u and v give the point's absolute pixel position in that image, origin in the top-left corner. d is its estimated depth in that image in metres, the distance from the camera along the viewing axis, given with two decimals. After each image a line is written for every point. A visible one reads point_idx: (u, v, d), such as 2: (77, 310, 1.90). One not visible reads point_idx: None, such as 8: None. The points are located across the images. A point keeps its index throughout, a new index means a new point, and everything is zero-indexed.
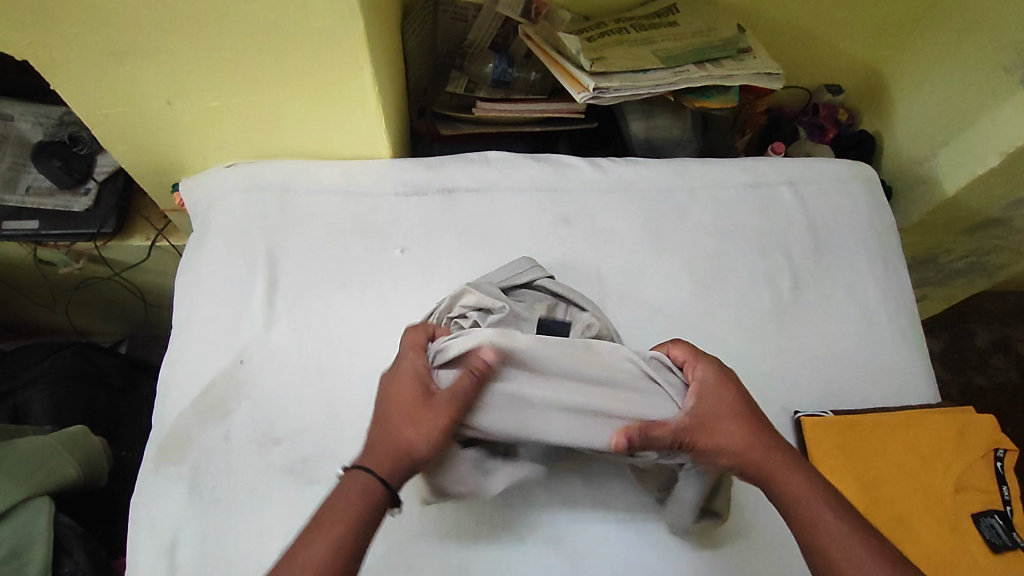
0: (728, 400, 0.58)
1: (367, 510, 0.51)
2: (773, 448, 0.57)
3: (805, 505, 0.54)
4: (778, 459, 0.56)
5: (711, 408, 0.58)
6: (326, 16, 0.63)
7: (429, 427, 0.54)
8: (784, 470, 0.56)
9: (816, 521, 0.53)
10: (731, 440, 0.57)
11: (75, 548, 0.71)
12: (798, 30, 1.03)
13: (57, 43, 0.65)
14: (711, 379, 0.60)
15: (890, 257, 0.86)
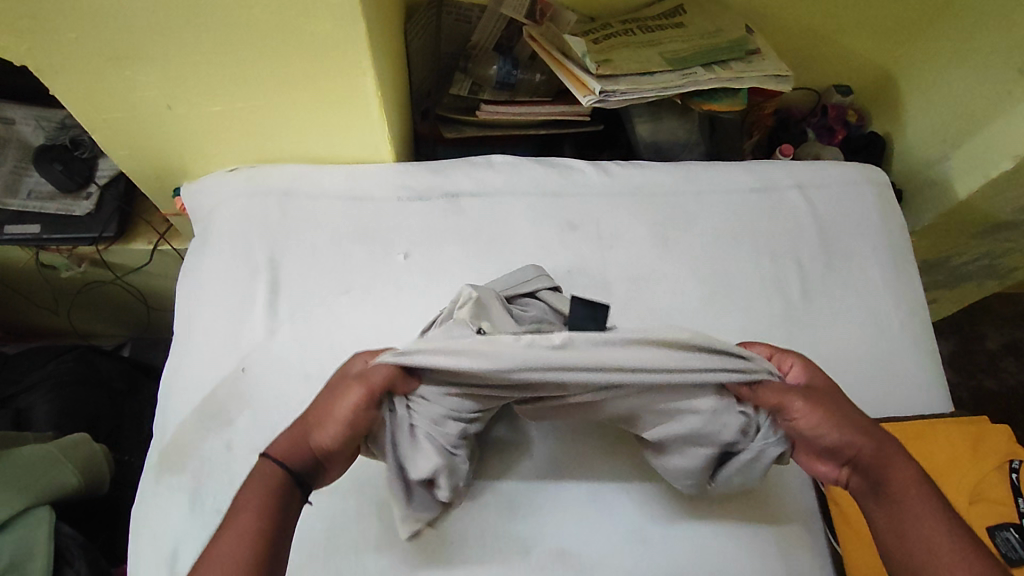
0: (834, 392, 0.59)
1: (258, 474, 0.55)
2: (883, 437, 0.56)
3: (914, 493, 0.53)
4: (888, 449, 0.56)
5: (821, 391, 0.59)
6: (328, 20, 0.62)
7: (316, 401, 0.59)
8: (894, 457, 0.55)
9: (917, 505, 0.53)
10: (841, 424, 0.56)
11: (76, 558, 0.70)
12: (807, 30, 1.01)
13: (57, 48, 0.64)
14: (808, 370, 0.61)
15: (902, 262, 0.84)
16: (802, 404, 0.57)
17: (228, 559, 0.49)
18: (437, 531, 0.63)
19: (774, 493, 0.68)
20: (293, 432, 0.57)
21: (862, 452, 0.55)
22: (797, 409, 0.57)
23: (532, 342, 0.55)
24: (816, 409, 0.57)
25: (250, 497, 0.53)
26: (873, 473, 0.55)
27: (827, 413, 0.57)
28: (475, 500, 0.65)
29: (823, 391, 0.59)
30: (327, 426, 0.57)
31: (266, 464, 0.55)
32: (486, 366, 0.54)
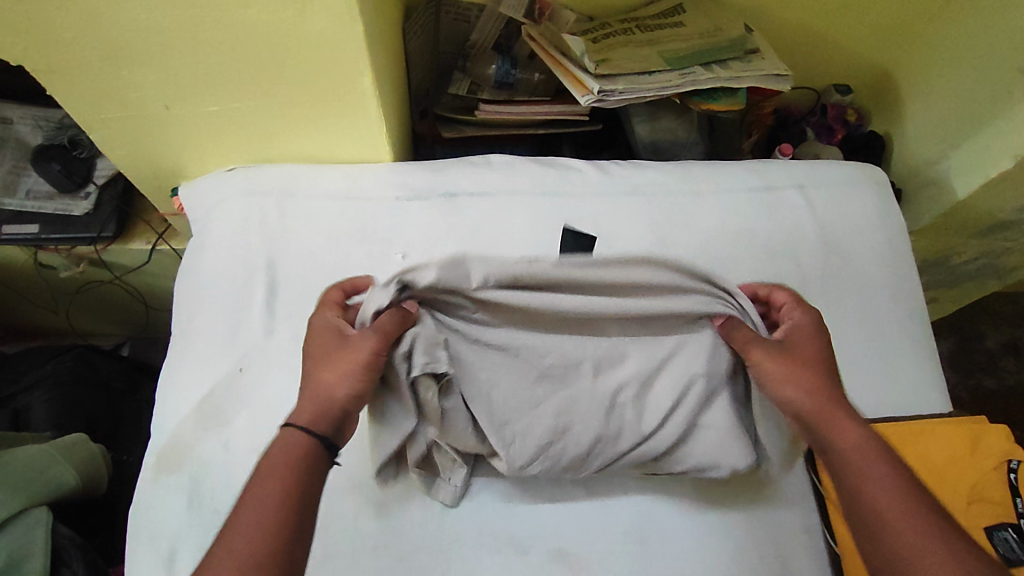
0: (807, 348, 0.59)
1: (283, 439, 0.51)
2: (834, 396, 0.56)
3: (860, 451, 0.52)
4: (836, 409, 0.55)
5: (793, 345, 0.59)
6: (324, 19, 0.62)
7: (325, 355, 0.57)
8: (845, 418, 0.54)
9: (860, 466, 0.52)
10: (795, 379, 0.57)
11: (73, 559, 0.70)
12: (806, 29, 1.01)
13: (54, 48, 0.64)
14: (802, 323, 0.61)
15: (901, 262, 0.84)
16: (764, 357, 0.58)
17: (256, 520, 0.46)
18: (435, 532, 0.63)
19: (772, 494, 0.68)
20: (308, 391, 0.55)
21: (805, 409, 0.56)
22: (761, 360, 0.59)
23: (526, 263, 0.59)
24: (771, 362, 0.58)
25: (276, 459, 0.49)
26: (818, 431, 0.55)
27: (785, 366, 0.57)
28: (473, 501, 0.65)
29: (790, 346, 0.59)
30: (345, 374, 0.55)
31: (286, 428, 0.52)
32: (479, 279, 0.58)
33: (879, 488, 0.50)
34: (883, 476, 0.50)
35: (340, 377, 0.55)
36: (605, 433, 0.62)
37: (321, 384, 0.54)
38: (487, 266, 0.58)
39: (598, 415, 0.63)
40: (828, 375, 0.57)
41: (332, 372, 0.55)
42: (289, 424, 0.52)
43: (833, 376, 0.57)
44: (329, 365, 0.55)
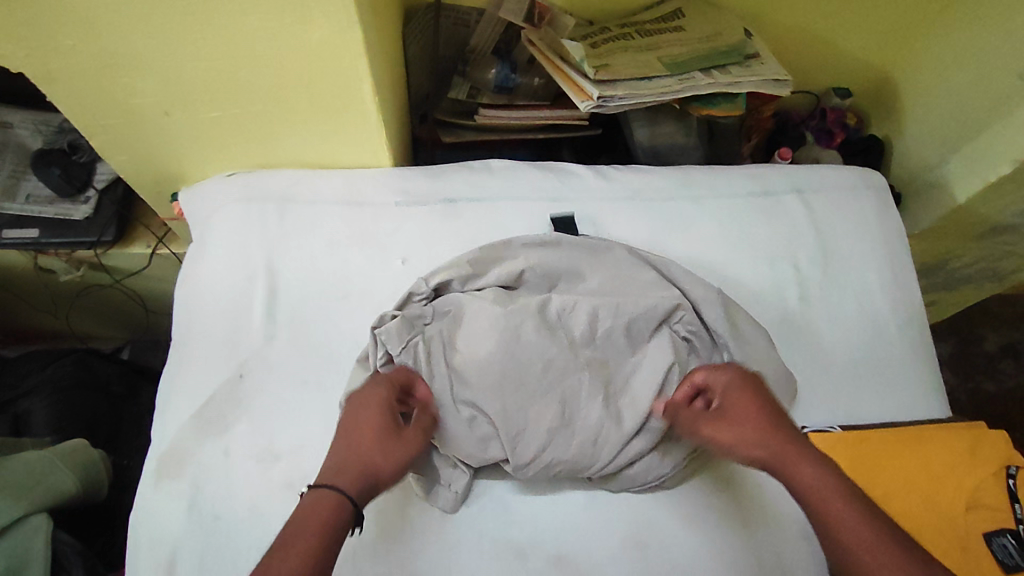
0: (741, 408, 0.61)
1: (329, 507, 0.52)
2: (788, 441, 0.57)
3: (818, 493, 0.53)
4: (793, 453, 0.56)
5: (726, 411, 0.61)
6: (324, 25, 0.62)
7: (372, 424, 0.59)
8: (788, 465, 0.56)
9: (818, 507, 0.52)
10: (744, 439, 0.58)
11: (73, 565, 0.70)
12: (805, 33, 1.01)
13: (53, 55, 0.64)
14: (731, 384, 0.63)
15: (900, 267, 0.84)
16: (708, 427, 0.61)
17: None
18: (435, 538, 0.63)
19: (772, 498, 0.68)
20: (361, 463, 0.56)
21: (765, 461, 0.57)
22: (707, 430, 0.61)
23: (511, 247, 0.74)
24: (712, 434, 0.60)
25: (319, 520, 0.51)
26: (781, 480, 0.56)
27: (733, 427, 0.60)
28: (472, 505, 0.65)
29: (729, 408, 0.61)
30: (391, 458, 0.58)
31: (340, 491, 0.53)
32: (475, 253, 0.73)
33: (845, 527, 0.50)
34: (841, 512, 0.51)
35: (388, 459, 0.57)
36: (608, 415, 0.66)
37: (370, 462, 0.57)
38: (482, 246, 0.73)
39: (599, 396, 0.66)
40: (776, 419, 0.59)
41: (382, 452, 0.57)
42: (332, 490, 0.53)
43: (780, 422, 0.59)
44: (378, 445, 0.58)
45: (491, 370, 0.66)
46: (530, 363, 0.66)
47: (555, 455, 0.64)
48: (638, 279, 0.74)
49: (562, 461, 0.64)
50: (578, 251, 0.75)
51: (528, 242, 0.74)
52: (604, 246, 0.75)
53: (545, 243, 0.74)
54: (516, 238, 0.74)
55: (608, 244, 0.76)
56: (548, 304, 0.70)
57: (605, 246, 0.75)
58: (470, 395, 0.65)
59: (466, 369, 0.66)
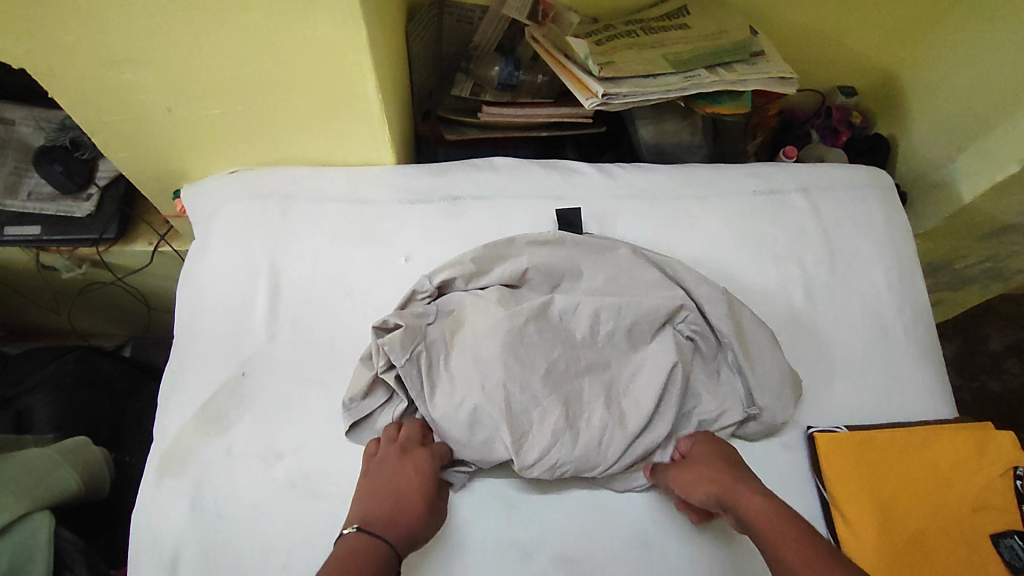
0: (704, 456, 0.64)
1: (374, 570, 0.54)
2: (739, 479, 0.60)
3: (768, 527, 0.54)
4: (745, 493, 0.58)
5: (692, 458, 0.64)
6: (328, 23, 0.62)
7: (416, 491, 0.60)
8: (746, 499, 0.57)
9: (774, 536, 0.53)
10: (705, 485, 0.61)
11: (76, 562, 0.70)
12: (810, 32, 1.01)
13: (55, 51, 0.64)
14: (698, 440, 0.66)
15: (905, 266, 0.84)
16: (672, 474, 0.63)
17: None
18: (437, 538, 0.63)
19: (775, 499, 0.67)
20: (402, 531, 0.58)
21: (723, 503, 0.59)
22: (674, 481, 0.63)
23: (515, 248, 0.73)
24: (676, 477, 0.63)
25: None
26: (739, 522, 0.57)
27: (692, 469, 0.62)
28: (475, 503, 0.65)
29: (692, 460, 0.64)
30: (426, 531, 0.60)
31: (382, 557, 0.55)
32: (478, 252, 0.72)
33: (790, 559, 0.51)
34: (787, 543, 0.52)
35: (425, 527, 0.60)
36: (611, 418, 0.66)
37: (413, 530, 0.59)
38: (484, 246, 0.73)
39: (601, 399, 0.67)
40: (730, 464, 0.62)
41: (422, 520, 0.60)
42: (382, 552, 0.55)
43: (736, 468, 0.62)
44: (420, 511, 0.60)
45: (494, 370, 0.65)
46: (534, 364, 0.66)
47: (560, 456, 0.63)
48: (644, 277, 0.73)
49: (566, 463, 0.63)
50: (585, 251, 0.74)
51: (532, 240, 0.73)
52: (608, 243, 0.75)
53: (549, 242, 0.74)
54: (518, 236, 0.73)
55: (614, 241, 0.75)
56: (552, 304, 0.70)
57: (609, 243, 0.75)
58: (473, 396, 0.64)
59: (470, 369, 0.65)
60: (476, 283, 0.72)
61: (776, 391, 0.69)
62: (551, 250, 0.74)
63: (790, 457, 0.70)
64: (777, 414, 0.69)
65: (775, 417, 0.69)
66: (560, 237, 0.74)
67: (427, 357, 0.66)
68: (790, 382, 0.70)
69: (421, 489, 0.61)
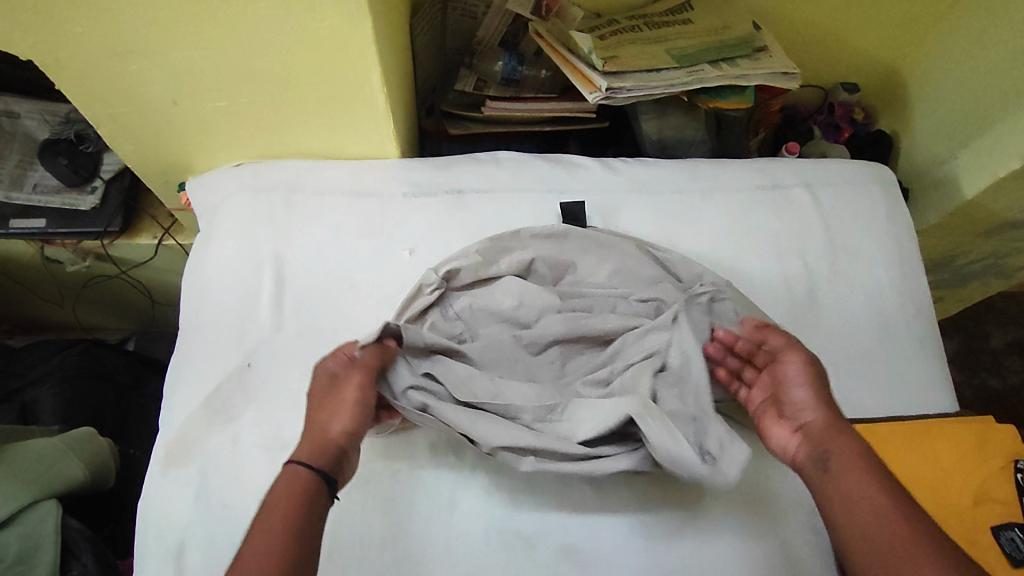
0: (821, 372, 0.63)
1: (292, 483, 0.53)
2: (838, 413, 0.59)
3: (854, 460, 0.55)
4: (843, 425, 0.58)
5: (817, 370, 0.63)
6: (334, 15, 0.62)
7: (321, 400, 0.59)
8: (845, 437, 0.57)
9: (856, 475, 0.54)
10: (820, 393, 0.61)
11: (83, 551, 0.71)
12: (813, 27, 1.01)
13: (61, 42, 0.64)
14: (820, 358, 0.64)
15: (908, 261, 0.84)
16: (797, 363, 0.63)
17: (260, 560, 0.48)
18: (440, 528, 0.63)
19: (774, 494, 0.67)
20: (311, 438, 0.56)
21: (823, 416, 0.59)
22: (795, 370, 0.63)
23: (507, 242, 0.74)
24: (794, 368, 0.63)
25: (281, 495, 0.52)
26: (819, 440, 0.58)
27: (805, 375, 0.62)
28: (479, 493, 0.65)
29: (819, 365, 0.63)
30: (333, 421, 0.57)
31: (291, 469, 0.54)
32: (486, 242, 0.73)
33: (862, 505, 0.52)
34: (865, 479, 0.54)
35: (331, 417, 0.57)
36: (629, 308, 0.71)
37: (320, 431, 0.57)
38: (485, 240, 0.73)
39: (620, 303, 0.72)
40: (825, 390, 0.61)
41: (323, 413, 0.58)
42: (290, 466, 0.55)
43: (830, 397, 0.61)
44: (322, 410, 0.58)
45: (512, 303, 0.70)
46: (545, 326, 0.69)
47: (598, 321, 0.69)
48: (644, 269, 0.75)
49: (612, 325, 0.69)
50: (589, 247, 0.75)
51: (537, 233, 0.75)
52: (612, 236, 0.75)
53: (549, 233, 0.74)
54: (524, 229, 0.74)
55: (621, 235, 0.75)
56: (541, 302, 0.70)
57: (613, 236, 0.75)
58: (506, 300, 0.70)
59: (490, 310, 0.70)
60: (475, 279, 0.72)
61: None
62: (549, 243, 0.75)
63: None
64: None
65: None
66: (563, 232, 0.75)
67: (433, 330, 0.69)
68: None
69: (322, 396, 0.59)
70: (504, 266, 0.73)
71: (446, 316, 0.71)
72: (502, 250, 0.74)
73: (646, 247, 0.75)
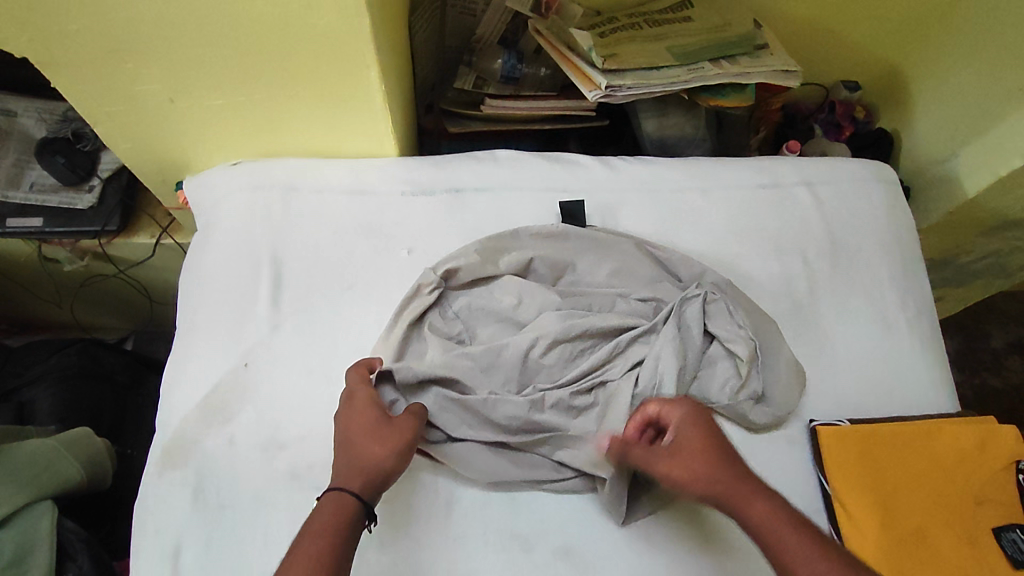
0: (692, 443, 0.56)
1: (340, 514, 0.52)
2: (734, 479, 0.54)
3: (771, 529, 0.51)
4: (743, 491, 0.53)
5: (687, 447, 0.56)
6: (332, 13, 0.62)
7: (362, 428, 0.58)
8: (751, 507, 0.52)
9: (783, 550, 0.49)
10: (695, 477, 0.54)
11: (79, 552, 0.70)
12: (814, 24, 1.01)
13: (57, 39, 0.63)
14: (685, 420, 0.58)
15: (910, 260, 0.83)
16: (660, 459, 0.56)
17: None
18: (438, 529, 0.62)
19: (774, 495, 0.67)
20: (355, 466, 0.55)
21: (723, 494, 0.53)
22: (661, 466, 0.56)
23: (504, 241, 0.74)
24: (667, 471, 0.56)
25: (327, 526, 0.51)
26: (733, 515, 0.53)
27: (679, 465, 0.55)
28: (477, 495, 0.64)
29: (680, 441, 0.57)
30: (380, 453, 0.56)
31: (336, 497, 0.53)
32: (484, 241, 0.73)
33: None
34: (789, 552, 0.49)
35: (389, 450, 0.56)
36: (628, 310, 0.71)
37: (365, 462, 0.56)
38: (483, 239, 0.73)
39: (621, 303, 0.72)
40: (708, 456, 0.55)
41: (378, 444, 0.56)
42: (342, 494, 0.53)
43: (720, 463, 0.55)
44: (367, 439, 0.57)
45: (512, 303, 0.70)
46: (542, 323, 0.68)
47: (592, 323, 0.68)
48: (644, 269, 0.74)
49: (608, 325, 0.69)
50: (589, 246, 0.75)
51: (536, 232, 0.74)
52: (611, 236, 0.75)
53: (548, 232, 0.74)
54: (522, 230, 0.74)
55: (622, 234, 0.75)
56: (540, 300, 0.70)
57: (612, 235, 0.75)
58: (507, 300, 0.70)
59: (491, 311, 0.70)
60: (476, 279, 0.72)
61: (782, 381, 0.70)
62: (549, 242, 0.74)
63: (792, 451, 0.69)
64: (782, 404, 0.69)
65: (781, 398, 0.70)
66: (563, 231, 0.74)
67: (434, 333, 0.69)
68: (791, 386, 0.70)
69: (364, 424, 0.58)
70: (503, 264, 0.72)
71: (448, 315, 0.71)
72: (501, 249, 0.73)
73: (646, 247, 0.75)
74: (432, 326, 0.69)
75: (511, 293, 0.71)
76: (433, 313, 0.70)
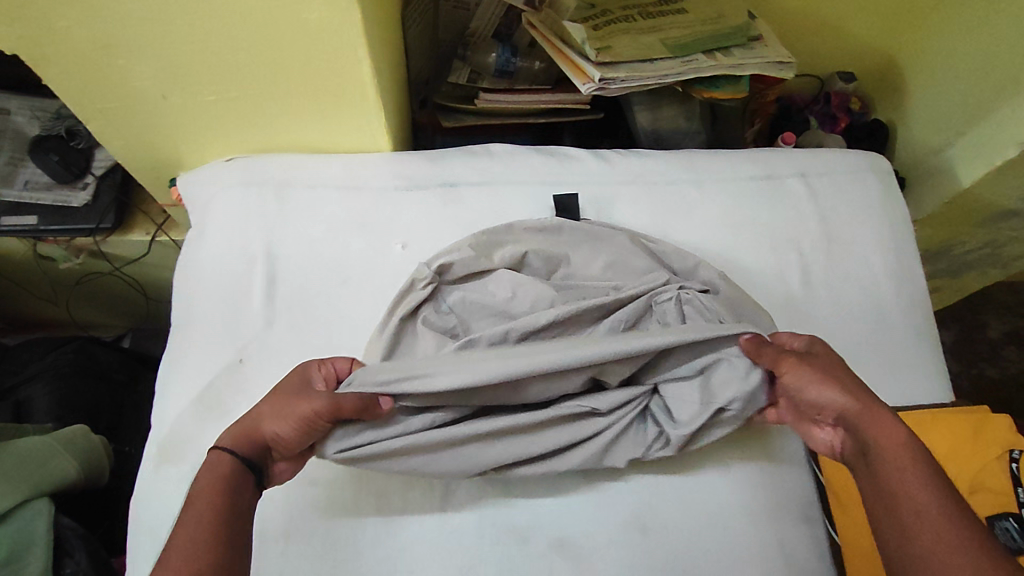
0: (826, 362, 0.59)
1: (221, 474, 0.52)
2: (868, 399, 0.56)
3: (891, 449, 0.52)
4: (873, 406, 0.55)
5: (818, 359, 0.60)
6: (322, 5, 0.61)
7: (273, 395, 0.58)
8: (878, 421, 0.54)
9: (898, 465, 0.51)
10: (825, 381, 0.57)
11: (76, 549, 0.71)
12: (802, 13, 1.03)
13: (48, 36, 0.63)
14: (817, 341, 0.62)
15: (904, 251, 0.83)
16: (791, 368, 0.59)
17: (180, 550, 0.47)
18: (434, 523, 0.62)
19: (770, 484, 0.67)
20: (244, 428, 0.55)
21: (849, 411, 0.55)
22: (788, 365, 0.60)
23: (494, 232, 0.74)
24: (798, 368, 0.59)
25: (204, 482, 0.52)
26: (855, 432, 0.55)
27: (807, 369, 0.59)
28: (475, 488, 0.64)
29: (817, 354, 0.60)
30: (270, 419, 0.56)
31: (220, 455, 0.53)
32: (480, 235, 0.74)
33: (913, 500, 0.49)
34: (897, 475, 0.51)
35: (281, 420, 0.55)
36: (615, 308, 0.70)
37: (254, 427, 0.55)
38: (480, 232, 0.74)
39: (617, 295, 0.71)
40: (841, 370, 0.58)
41: (272, 411, 0.56)
42: (221, 453, 0.54)
43: (856, 381, 0.57)
44: (270, 406, 0.57)
45: (504, 296, 0.70)
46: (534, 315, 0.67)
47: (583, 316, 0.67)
48: (638, 260, 0.74)
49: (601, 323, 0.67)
50: (583, 240, 0.75)
51: (528, 227, 0.75)
52: (607, 228, 0.75)
53: (542, 225, 0.75)
54: (517, 223, 0.75)
55: (612, 228, 0.75)
56: (532, 293, 0.70)
57: (608, 228, 0.75)
58: (505, 291, 0.70)
59: (484, 304, 0.70)
60: (463, 275, 0.72)
61: None
62: (542, 234, 0.75)
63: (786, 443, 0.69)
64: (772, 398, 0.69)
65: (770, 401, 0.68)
66: (557, 225, 0.75)
67: (430, 326, 0.68)
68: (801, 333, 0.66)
69: (276, 391, 0.58)
70: (499, 257, 0.72)
71: (441, 309, 0.70)
72: (499, 237, 0.74)
73: (638, 239, 0.76)
74: (426, 317, 0.69)
75: (504, 287, 0.70)
76: (426, 306, 0.70)
